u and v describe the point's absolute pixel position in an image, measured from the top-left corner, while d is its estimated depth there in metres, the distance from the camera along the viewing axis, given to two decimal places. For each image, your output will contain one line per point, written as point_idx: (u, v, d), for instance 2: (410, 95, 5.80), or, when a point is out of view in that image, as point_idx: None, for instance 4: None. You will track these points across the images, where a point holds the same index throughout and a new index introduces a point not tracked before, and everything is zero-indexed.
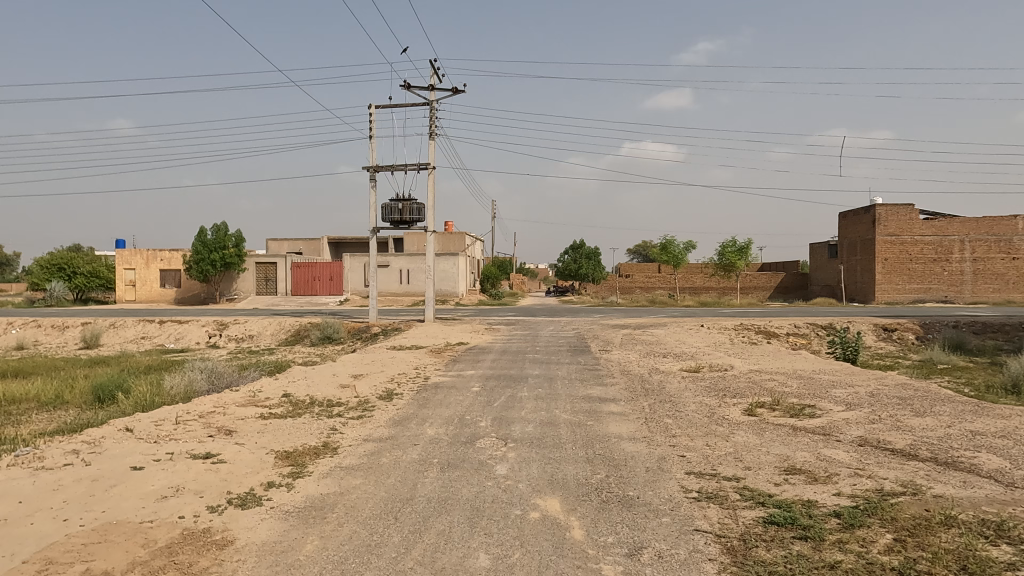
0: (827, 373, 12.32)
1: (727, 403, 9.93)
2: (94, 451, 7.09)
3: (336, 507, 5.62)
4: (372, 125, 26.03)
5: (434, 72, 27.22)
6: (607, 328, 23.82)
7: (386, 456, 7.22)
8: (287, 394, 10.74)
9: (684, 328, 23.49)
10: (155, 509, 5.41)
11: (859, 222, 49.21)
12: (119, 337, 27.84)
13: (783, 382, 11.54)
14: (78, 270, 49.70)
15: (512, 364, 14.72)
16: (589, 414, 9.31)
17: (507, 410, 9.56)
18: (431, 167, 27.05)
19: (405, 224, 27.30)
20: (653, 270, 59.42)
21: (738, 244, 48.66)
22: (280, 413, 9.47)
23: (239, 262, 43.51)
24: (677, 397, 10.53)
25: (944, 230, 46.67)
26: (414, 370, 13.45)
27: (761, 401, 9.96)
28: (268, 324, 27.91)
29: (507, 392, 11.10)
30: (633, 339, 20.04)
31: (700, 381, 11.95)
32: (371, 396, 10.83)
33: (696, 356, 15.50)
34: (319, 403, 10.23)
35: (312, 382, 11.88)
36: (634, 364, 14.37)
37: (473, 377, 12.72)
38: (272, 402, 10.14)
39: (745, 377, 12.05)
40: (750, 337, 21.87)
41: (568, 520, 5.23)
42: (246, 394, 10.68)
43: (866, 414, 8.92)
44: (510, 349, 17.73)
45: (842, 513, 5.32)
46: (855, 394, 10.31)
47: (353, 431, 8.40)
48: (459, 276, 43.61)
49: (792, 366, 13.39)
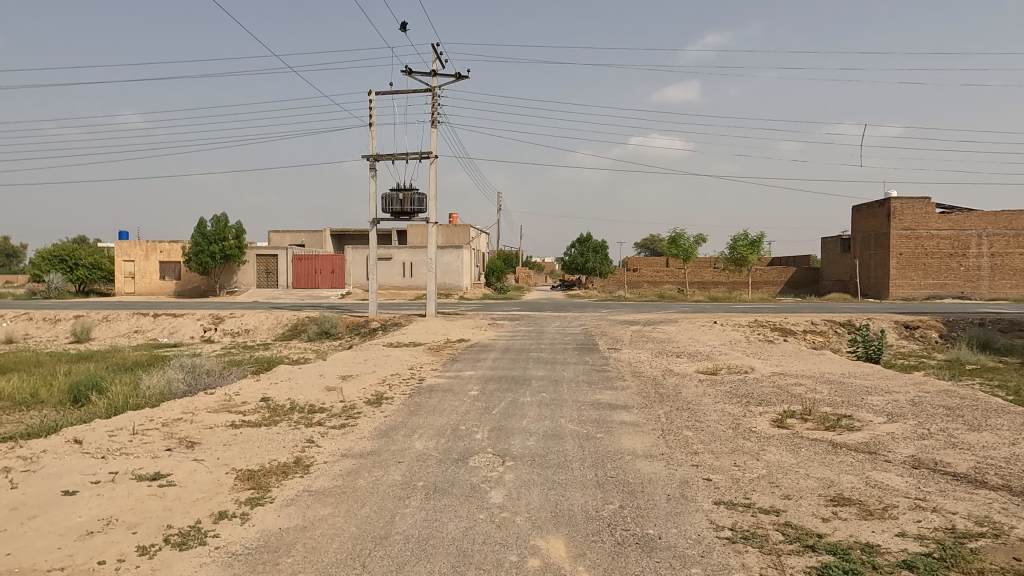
0: (859, 377, 11.23)
1: (753, 412, 8.87)
2: (29, 469, 6.17)
3: (293, 548, 4.63)
4: (372, 110, 25.16)
5: (436, 57, 26.32)
6: (615, 324, 22.76)
7: (364, 477, 6.22)
8: (266, 398, 9.77)
9: (695, 324, 22.41)
10: (73, 551, 4.46)
11: (872, 216, 47.93)
12: (112, 330, 26.96)
13: (812, 387, 10.47)
14: (81, 261, 48.88)
15: (515, 364, 13.74)
16: (599, 424, 8.30)
17: (507, 419, 8.56)
18: (434, 157, 26.05)
19: (406, 215, 26.34)
20: (661, 263, 58.10)
21: (750, 237, 47.36)
22: (254, 422, 8.49)
23: (239, 254, 42.49)
24: (695, 404, 9.52)
25: (961, 223, 45.37)
26: (408, 370, 12.47)
27: (790, 410, 8.90)
28: (265, 318, 27.01)
29: (507, 398, 10.06)
30: (644, 336, 18.97)
31: (719, 385, 10.90)
32: (359, 401, 9.86)
33: (713, 357, 14.40)
34: (300, 409, 9.25)
35: (295, 384, 10.89)
36: (646, 365, 13.33)
37: (473, 379, 11.75)
38: (248, 407, 9.17)
39: (770, 382, 10.98)
40: (764, 334, 20.80)
41: (575, 571, 4.24)
42: (221, 398, 9.71)
43: (913, 428, 7.84)
44: (514, 346, 16.71)
45: (915, 565, 4.31)
46: (895, 402, 9.26)
47: (332, 445, 7.42)
48: (464, 270, 42.64)
49: (820, 368, 12.34)
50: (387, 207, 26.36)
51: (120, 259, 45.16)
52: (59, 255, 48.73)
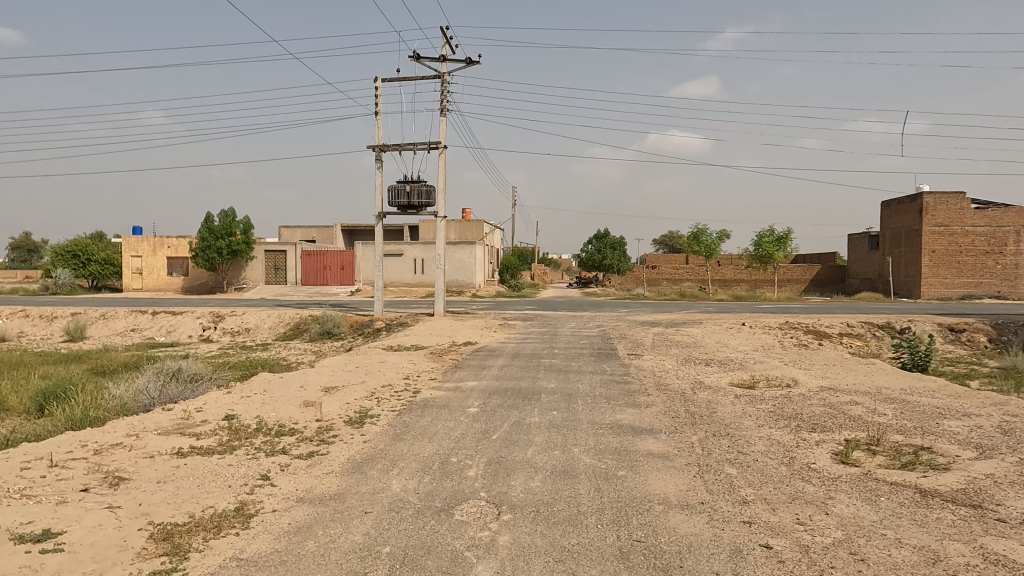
0: (925, 395, 9.57)
1: (809, 442, 7.28)
2: None
3: None
4: (379, 98, 23.91)
5: (445, 41, 24.96)
6: (635, 326, 21.15)
7: (316, 538, 4.78)
8: (229, 417, 8.39)
9: (722, 326, 20.74)
10: None
11: (903, 212, 45.73)
12: (108, 329, 25.98)
13: (873, 407, 8.87)
14: (93, 257, 48.23)
15: (523, 372, 12.27)
16: (620, 458, 6.78)
17: (508, 449, 7.07)
18: (444, 148, 24.63)
19: (413, 208, 24.97)
20: (680, 260, 56.26)
21: (776, 234, 45.30)
22: (206, 449, 7.12)
23: (246, 249, 41.42)
24: (735, 428, 7.98)
25: (997, 220, 43.10)
26: (402, 381, 11.06)
27: (853, 439, 7.31)
28: (267, 317, 25.80)
29: (510, 418, 8.57)
30: (667, 340, 17.43)
31: (761, 403, 9.32)
32: (337, 421, 8.44)
33: (747, 366, 12.75)
34: (266, 432, 7.83)
35: (270, 398, 9.50)
36: (672, 376, 11.79)
37: (475, 392, 10.33)
38: (204, 429, 7.79)
39: (820, 400, 9.35)
40: (798, 338, 19.05)
41: None
42: (176, 416, 8.33)
43: (1016, 468, 6.24)
44: (524, 351, 15.21)
45: None
46: (980, 430, 7.63)
47: (289, 485, 5.98)
48: (476, 267, 41.21)
49: (873, 382, 10.72)
50: (394, 200, 24.99)
51: (129, 255, 44.43)
52: (71, 251, 48.11)
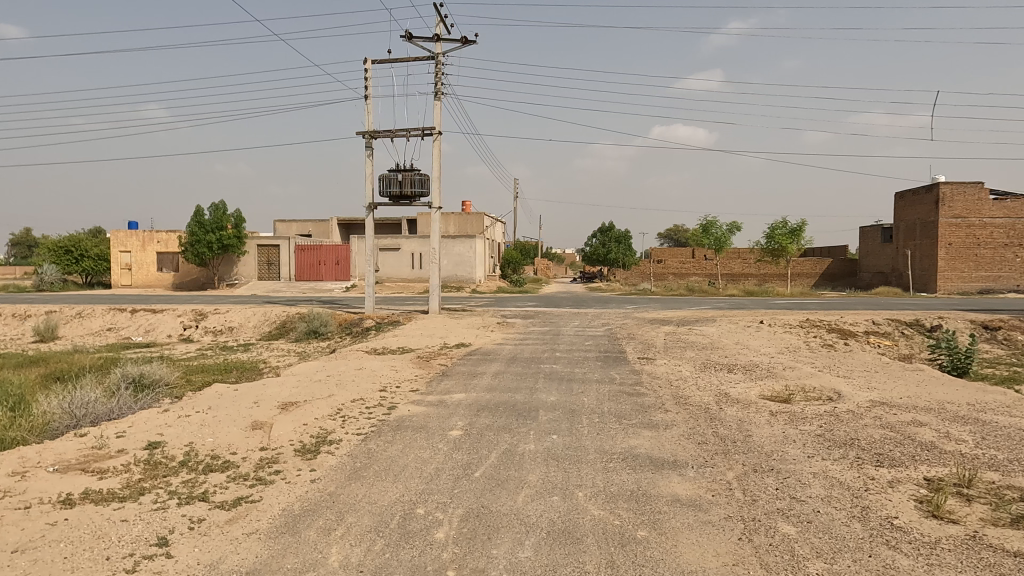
0: (1001, 414, 7.94)
1: (882, 484, 5.64)
2: None
3: None
4: (368, 81, 22.30)
5: (439, 20, 23.34)
6: (643, 325, 19.54)
7: None
8: (152, 446, 6.80)
9: (738, 325, 19.06)
10: None
11: (918, 204, 43.87)
12: (83, 328, 24.48)
13: (944, 431, 7.23)
14: (86, 253, 46.82)
15: (519, 382, 10.72)
16: (639, 507, 5.19)
17: (494, 494, 5.46)
18: (439, 134, 22.94)
19: (405, 198, 23.36)
20: (686, 254, 54.50)
21: (789, 226, 43.48)
22: (103, 494, 5.51)
23: (238, 244, 39.86)
24: (780, 460, 6.37)
25: (1017, 211, 41.29)
26: (376, 394, 9.48)
27: (937, 479, 5.69)
28: (251, 315, 24.25)
29: (498, 445, 6.95)
30: (680, 341, 15.84)
31: (805, 424, 7.71)
32: (286, 449, 6.86)
33: (777, 374, 11.09)
34: (191, 467, 6.23)
35: (212, 418, 7.89)
36: (690, 386, 10.18)
37: (460, 408, 8.76)
38: (114, 465, 6.20)
39: (875, 420, 7.71)
40: (821, 338, 17.37)
41: None
42: (88, 445, 6.73)
43: None
44: (522, 355, 13.59)
45: None
46: None
47: (190, 555, 4.40)
48: (476, 261, 39.63)
49: (930, 396, 9.06)
50: (385, 189, 23.32)
51: (118, 250, 42.96)
52: (64, 247, 46.71)
